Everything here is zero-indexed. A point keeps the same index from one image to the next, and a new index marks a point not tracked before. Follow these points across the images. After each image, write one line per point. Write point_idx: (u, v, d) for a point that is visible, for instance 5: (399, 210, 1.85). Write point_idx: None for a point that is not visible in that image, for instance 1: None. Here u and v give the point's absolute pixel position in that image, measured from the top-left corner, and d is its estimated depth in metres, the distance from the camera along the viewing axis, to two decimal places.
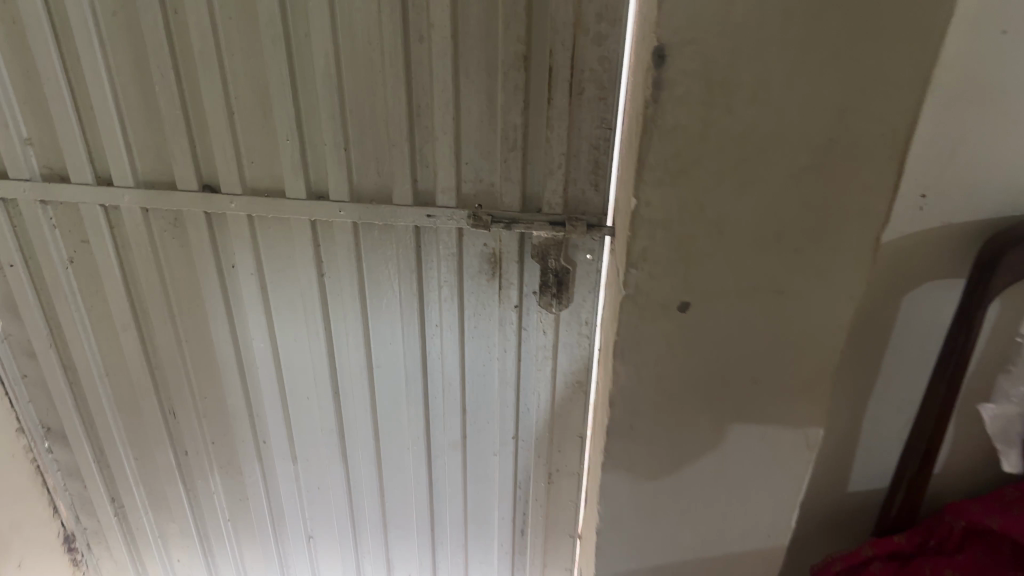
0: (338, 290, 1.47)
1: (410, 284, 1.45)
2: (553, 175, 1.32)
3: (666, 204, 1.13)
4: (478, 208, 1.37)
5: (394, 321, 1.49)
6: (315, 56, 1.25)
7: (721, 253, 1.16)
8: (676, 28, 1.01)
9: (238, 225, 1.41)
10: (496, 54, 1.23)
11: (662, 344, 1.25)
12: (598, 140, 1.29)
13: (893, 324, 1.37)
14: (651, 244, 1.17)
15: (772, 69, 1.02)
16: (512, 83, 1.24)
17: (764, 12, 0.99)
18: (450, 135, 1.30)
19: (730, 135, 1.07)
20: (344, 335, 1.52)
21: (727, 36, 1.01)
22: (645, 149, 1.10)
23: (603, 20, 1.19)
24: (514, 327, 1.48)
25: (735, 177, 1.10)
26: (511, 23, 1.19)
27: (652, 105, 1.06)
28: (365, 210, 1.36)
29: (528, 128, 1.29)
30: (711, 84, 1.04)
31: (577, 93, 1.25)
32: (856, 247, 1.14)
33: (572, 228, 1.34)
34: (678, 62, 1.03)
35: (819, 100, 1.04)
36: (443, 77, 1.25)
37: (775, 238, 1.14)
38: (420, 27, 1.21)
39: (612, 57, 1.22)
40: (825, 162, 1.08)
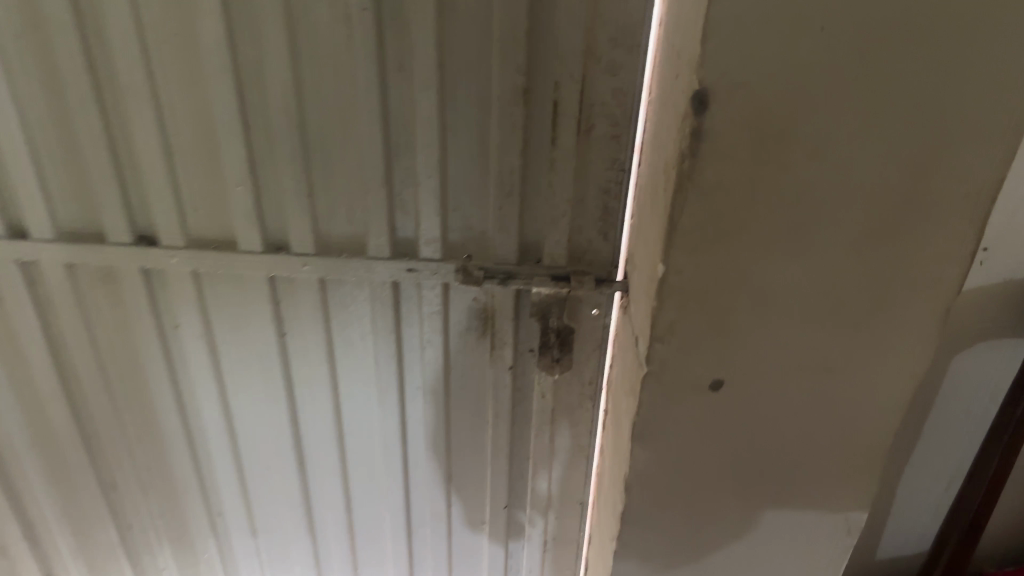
0: (302, 352, 1.26)
1: (387, 345, 1.24)
2: (556, 225, 1.13)
3: (699, 271, 0.96)
4: (468, 259, 1.17)
5: (368, 385, 1.29)
6: (271, 88, 1.03)
7: (762, 325, 0.99)
8: (725, 69, 0.82)
9: (181, 282, 1.19)
10: (491, 86, 1.03)
11: (688, 425, 1.07)
12: (609, 184, 1.11)
13: (940, 386, 1.21)
14: (680, 317, 0.99)
15: (837, 118, 0.85)
16: (509, 120, 1.04)
17: (832, 51, 0.81)
18: (435, 179, 1.10)
19: (784, 194, 0.90)
20: (309, 401, 1.31)
21: (787, 80, 0.83)
22: (678, 210, 0.91)
23: (619, 46, 0.99)
24: (508, 390, 1.28)
25: (784, 240, 0.93)
26: (509, 50, 0.99)
27: (690, 159, 0.88)
28: (333, 264, 1.15)
29: (528, 170, 1.10)
30: (764, 137, 0.86)
31: (586, 130, 1.06)
32: (922, 316, 0.99)
33: (579, 283, 1.15)
34: (725, 110, 0.84)
35: (891, 153, 0.88)
36: (426, 113, 1.04)
37: (826, 308, 0.98)
38: (399, 54, 1.01)
39: (628, 89, 1.03)
40: (889, 223, 0.93)
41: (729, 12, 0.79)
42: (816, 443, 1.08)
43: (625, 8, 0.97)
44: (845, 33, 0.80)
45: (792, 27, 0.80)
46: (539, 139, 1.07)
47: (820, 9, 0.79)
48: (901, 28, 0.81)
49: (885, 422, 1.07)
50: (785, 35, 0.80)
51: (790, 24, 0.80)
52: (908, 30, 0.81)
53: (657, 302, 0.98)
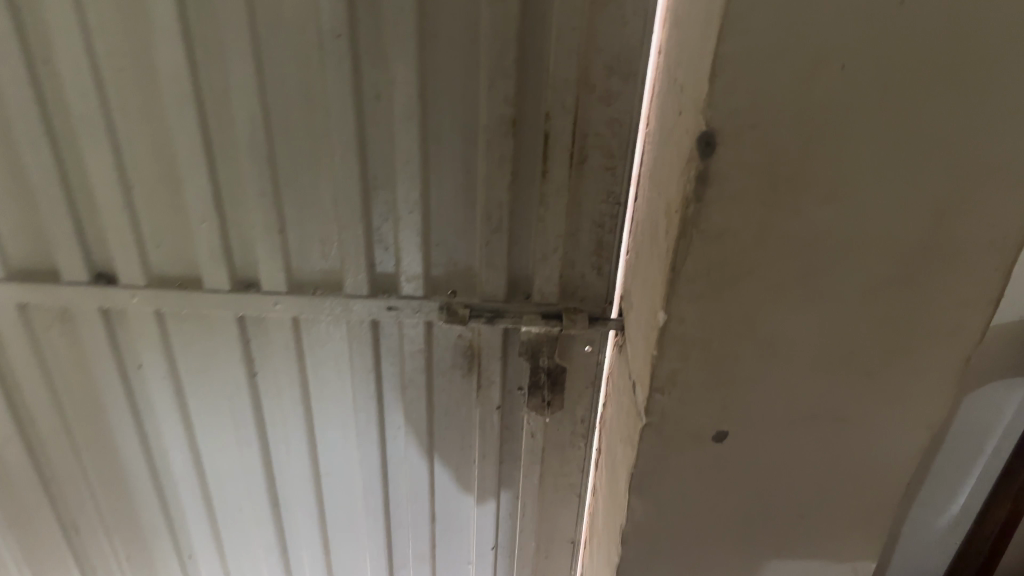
0: (274, 394, 1.18)
1: (366, 386, 1.16)
2: (547, 261, 1.05)
3: (703, 321, 0.89)
4: (452, 295, 1.09)
5: (346, 426, 1.21)
6: (237, 118, 0.95)
7: (770, 375, 0.92)
8: (734, 108, 0.75)
9: (143, 322, 1.11)
10: (477, 115, 0.96)
11: (689, 476, 1.00)
12: (603, 217, 1.03)
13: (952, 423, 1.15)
14: (683, 367, 0.92)
15: (856, 161, 0.79)
16: (497, 152, 0.97)
17: (853, 90, 0.75)
18: (417, 213, 1.02)
19: (796, 242, 0.83)
20: (283, 443, 1.23)
21: (803, 121, 0.76)
22: (682, 258, 0.84)
23: (615, 74, 0.92)
24: (496, 430, 1.21)
25: (796, 289, 0.87)
26: (496, 78, 0.92)
27: (695, 204, 0.81)
28: (307, 303, 1.07)
29: (517, 204, 1.02)
30: (776, 181, 0.79)
31: (579, 163, 0.99)
32: (940, 365, 0.93)
33: (571, 321, 1.07)
34: (734, 153, 0.77)
35: (913, 200, 0.81)
36: (407, 144, 0.97)
37: (838, 357, 0.92)
38: (376, 81, 0.93)
39: (625, 119, 0.96)
40: (909, 271, 0.86)
41: (742, 48, 0.72)
42: (824, 494, 1.02)
43: (622, 34, 0.89)
44: (866, 72, 0.74)
45: (810, 65, 0.73)
46: (529, 170, 1.00)
47: (840, 45, 0.72)
48: (928, 66, 0.74)
49: (897, 471, 1.01)
50: (802, 73, 0.74)
51: (807, 61, 0.73)
52: (936, 69, 0.74)
53: (657, 352, 0.91)
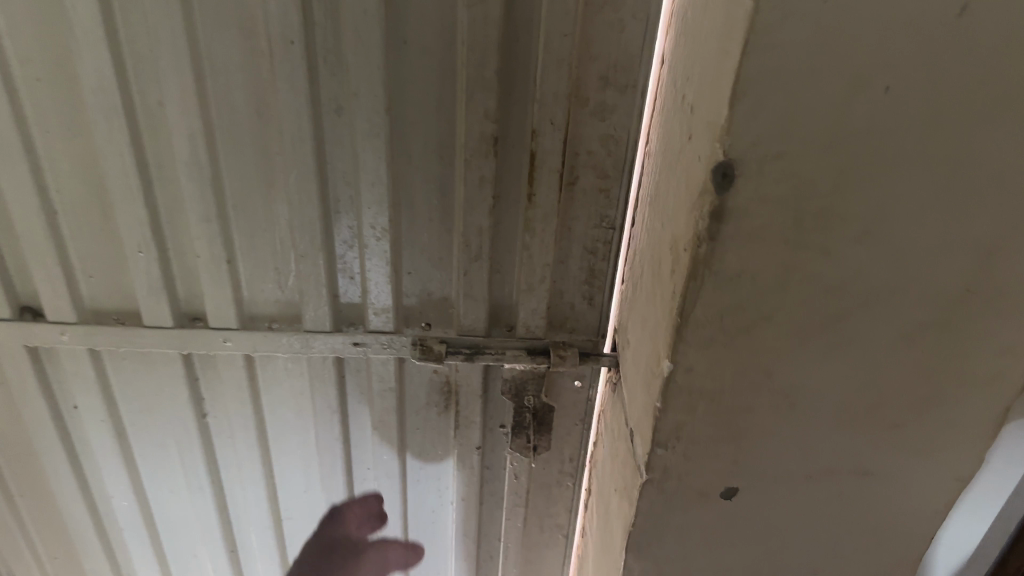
0: (228, 436, 1.06)
1: (330, 428, 1.04)
2: (533, 292, 0.94)
3: (713, 370, 0.78)
4: (427, 328, 0.97)
5: (309, 469, 1.09)
6: (174, 136, 0.82)
7: (786, 427, 0.82)
8: (757, 135, 0.63)
9: (77, 361, 0.98)
10: (453, 132, 0.84)
11: (693, 532, 0.90)
12: (596, 243, 0.92)
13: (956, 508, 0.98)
14: (689, 420, 0.81)
15: (894, 195, 0.68)
16: (477, 174, 0.85)
17: (893, 115, 0.64)
18: (385, 241, 0.90)
19: (821, 285, 0.72)
20: (239, 486, 1.11)
21: (835, 151, 0.65)
22: (690, 303, 0.73)
23: (611, 85, 0.81)
24: (475, 470, 1.10)
25: (819, 337, 0.76)
26: (475, 91, 0.80)
27: (708, 243, 0.69)
28: (262, 338, 0.94)
29: (498, 229, 0.90)
30: (802, 216, 0.68)
31: (569, 184, 0.88)
32: (976, 417, 0.82)
33: (560, 359, 0.95)
34: (755, 188, 0.66)
35: (956, 238, 0.71)
36: (373, 165, 0.84)
37: (862, 409, 0.81)
38: (336, 94, 0.80)
39: (621, 136, 0.85)
40: (946, 318, 0.75)
41: (768, 68, 0.61)
42: (837, 547, 0.93)
43: (620, 41, 0.79)
44: (911, 94, 0.63)
45: (847, 86, 0.62)
46: (512, 192, 0.88)
47: (882, 64, 0.61)
48: (983, 90, 0.63)
49: (920, 526, 0.91)
50: (837, 96, 0.62)
51: (843, 82, 0.62)
52: (992, 92, 0.64)
53: (660, 404, 0.80)
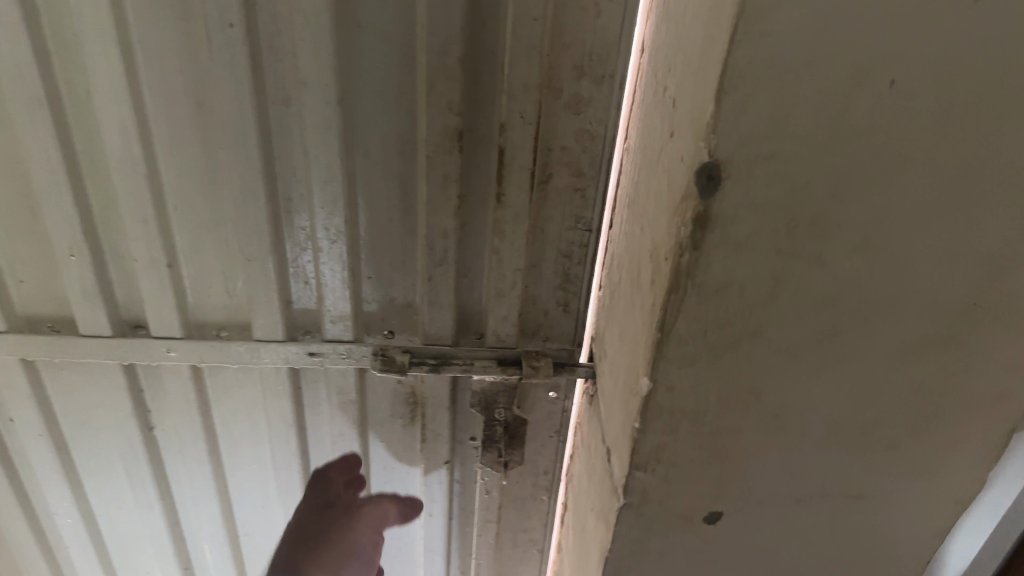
0: (176, 450, 0.98)
1: (286, 441, 0.97)
2: (503, 299, 0.87)
3: (696, 388, 0.71)
4: (389, 336, 0.90)
5: (265, 485, 1.02)
6: (104, 129, 0.75)
7: (775, 449, 0.75)
8: (747, 134, 0.56)
9: (8, 371, 0.90)
10: (413, 126, 0.76)
11: (674, 558, 0.84)
12: (571, 245, 0.85)
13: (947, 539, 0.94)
14: (670, 440, 0.74)
15: (898, 201, 0.61)
16: (440, 172, 0.78)
17: (899, 113, 0.57)
18: (341, 243, 0.82)
19: (816, 298, 0.65)
20: (191, 502, 1.04)
21: (833, 152, 0.58)
22: (671, 317, 0.66)
23: (586, 76, 0.75)
24: (444, 484, 1.03)
25: (812, 354, 0.69)
26: (436, 83, 0.72)
27: (691, 253, 0.62)
28: (209, 348, 0.87)
29: (465, 231, 0.83)
30: (795, 225, 0.61)
31: (542, 181, 0.81)
32: (977, 437, 0.76)
33: (533, 370, 0.88)
34: (743, 192, 0.59)
35: (964, 248, 0.64)
36: (326, 162, 0.77)
37: (857, 430, 0.75)
38: (283, 83, 0.73)
39: (597, 131, 0.78)
40: (951, 334, 0.69)
41: (760, 59, 0.54)
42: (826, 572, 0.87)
43: (596, 26, 0.71)
44: (919, 90, 0.56)
45: (847, 80, 0.55)
46: (480, 191, 0.81)
47: (889, 56, 0.55)
48: (998, 86, 0.57)
49: (913, 549, 0.86)
50: (837, 91, 0.55)
51: (844, 76, 0.55)
52: (1008, 88, 0.57)
53: (639, 424, 0.73)
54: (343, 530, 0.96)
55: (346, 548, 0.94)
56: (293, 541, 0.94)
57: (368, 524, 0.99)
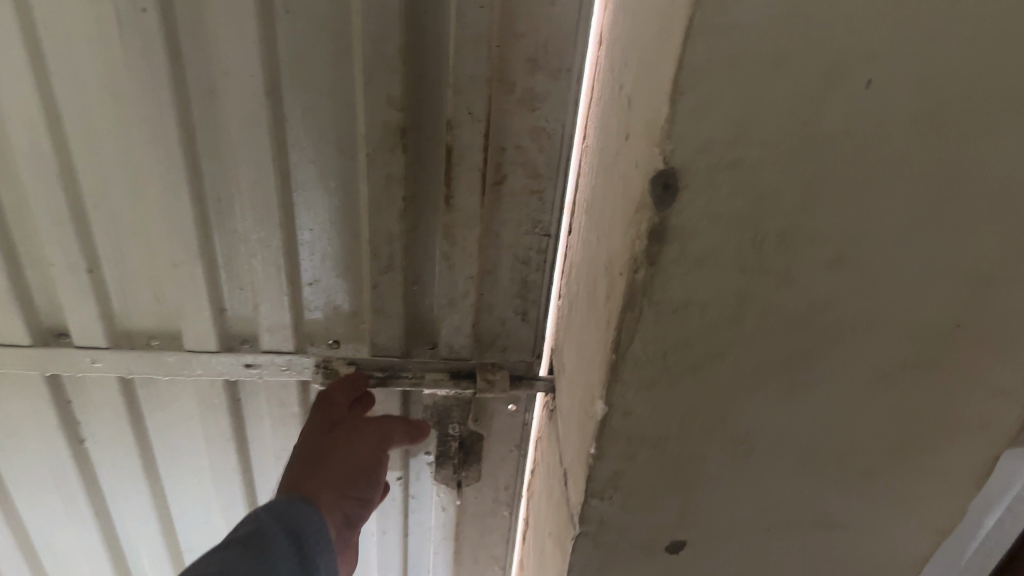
0: (110, 464, 0.92)
1: (226, 456, 0.91)
2: (455, 308, 0.81)
3: (655, 413, 0.65)
4: (334, 346, 0.83)
5: (206, 500, 0.96)
6: (11, 122, 0.68)
7: (742, 477, 0.69)
8: (707, 139, 0.50)
9: None
10: (352, 122, 0.70)
11: None
12: (529, 251, 0.79)
13: None
14: (627, 468, 0.68)
15: (875, 214, 0.55)
16: (382, 173, 0.71)
17: (875, 117, 0.51)
18: (277, 248, 0.76)
19: (786, 318, 0.59)
20: (128, 517, 0.98)
21: (803, 160, 0.52)
22: (627, 338, 0.59)
23: (540, 69, 0.68)
24: (398, 500, 0.98)
25: (782, 376, 0.63)
26: (374, 75, 0.66)
27: (647, 269, 0.55)
28: (137, 358, 0.81)
29: (413, 236, 0.77)
30: (762, 239, 0.55)
31: (495, 183, 0.74)
32: (960, 465, 0.71)
33: (488, 384, 0.82)
34: (703, 204, 0.53)
35: (948, 266, 0.58)
36: (256, 160, 0.71)
37: (830, 458, 0.69)
38: (206, 73, 0.66)
39: (554, 129, 0.72)
40: (933, 357, 0.63)
41: (720, 55, 0.47)
42: None
43: (550, 16, 0.65)
44: (897, 92, 0.50)
45: (819, 80, 0.49)
46: (427, 193, 0.74)
47: (865, 54, 0.48)
48: (983, 87, 0.51)
49: None
50: (806, 93, 0.49)
51: (815, 76, 0.49)
52: (994, 89, 0.51)
53: (594, 451, 0.67)
54: (347, 446, 0.74)
55: (351, 479, 0.73)
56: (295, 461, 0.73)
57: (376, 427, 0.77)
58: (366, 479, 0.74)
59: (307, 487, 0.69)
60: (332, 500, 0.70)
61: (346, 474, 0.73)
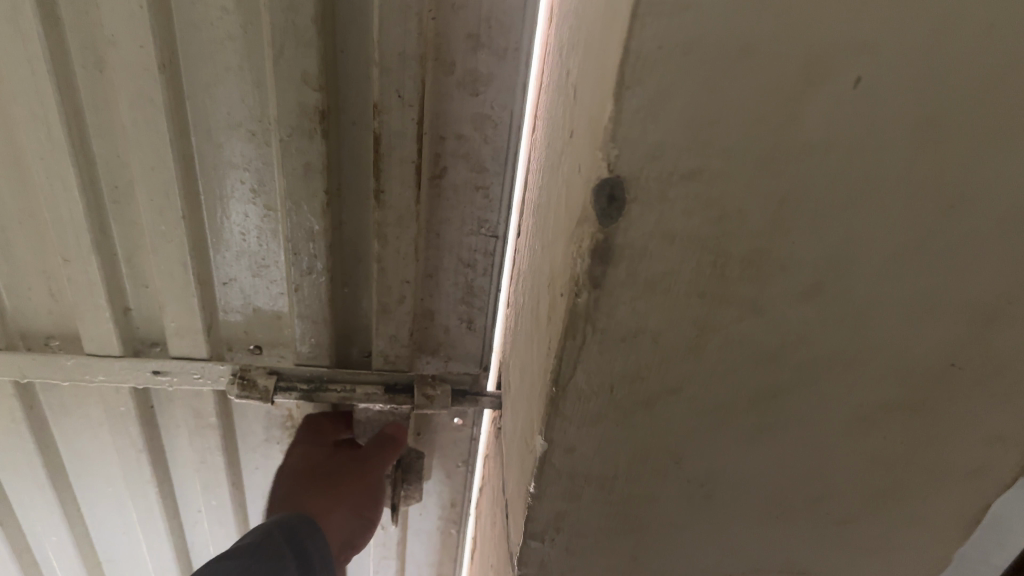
0: (11, 473, 0.84)
1: (139, 468, 0.83)
2: (391, 315, 0.72)
3: (604, 452, 0.54)
4: (256, 352, 0.76)
5: (122, 509, 0.89)
6: None
7: (698, 527, 0.60)
8: (658, 142, 0.41)
9: None
10: (266, 102, 0.61)
11: None
12: (473, 253, 0.71)
13: None
14: (572, 509, 0.58)
15: (862, 236, 0.46)
16: (300, 162, 0.62)
17: (866, 122, 0.42)
18: (184, 243, 0.67)
19: (754, 353, 0.50)
20: (37, 525, 0.90)
21: (776, 171, 0.43)
22: (567, 369, 0.49)
23: (483, 47, 0.59)
24: None
25: (747, 420, 0.53)
26: (284, 49, 0.56)
27: (590, 291, 0.45)
28: (32, 362, 0.72)
29: (342, 232, 0.69)
30: (726, 262, 0.46)
31: (434, 176, 0.66)
32: (948, 515, 0.62)
33: (426, 399, 0.73)
34: (655, 218, 0.43)
35: (944, 298, 0.49)
36: (153, 144, 0.61)
37: (802, 511, 0.60)
38: (92, 40, 0.57)
39: (499, 116, 0.63)
40: (922, 399, 0.54)
41: (677, 40, 0.38)
42: None
43: None
44: (894, 92, 0.41)
45: (795, 75, 0.40)
46: (356, 187, 0.66)
47: (855, 42, 0.39)
48: (999, 89, 0.42)
49: None
50: (782, 91, 0.40)
51: (794, 71, 0.40)
52: (1008, 91, 0.42)
53: (532, 490, 0.56)
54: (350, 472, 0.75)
55: (358, 499, 0.75)
56: (296, 468, 0.76)
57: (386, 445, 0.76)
58: (366, 497, 0.75)
59: (310, 509, 0.72)
60: (336, 516, 0.73)
61: (353, 493, 0.74)
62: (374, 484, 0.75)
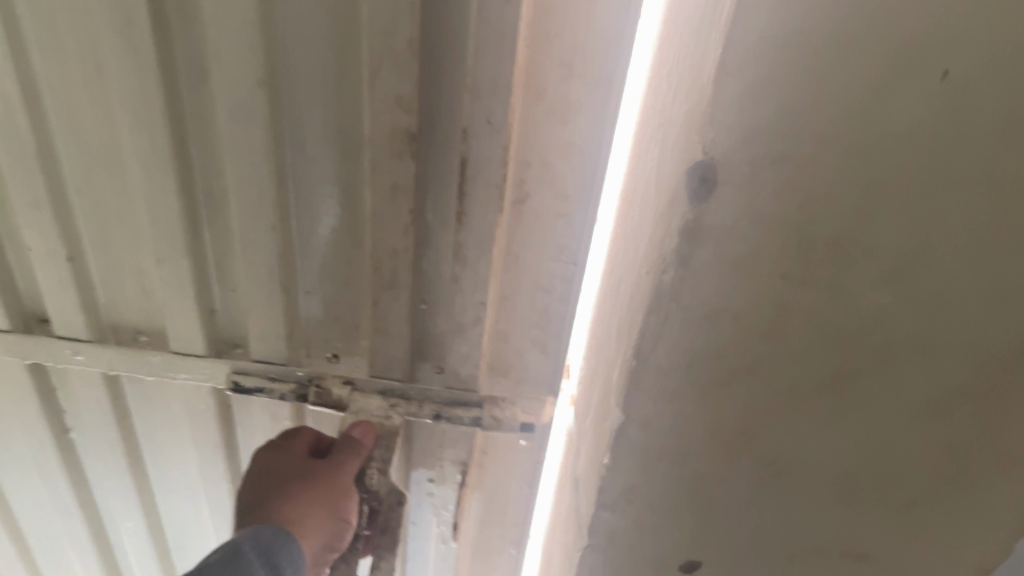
0: (104, 439, 0.98)
1: (213, 447, 0.94)
2: (464, 329, 0.77)
3: (677, 431, 0.56)
4: (333, 359, 0.82)
5: (186, 480, 1.02)
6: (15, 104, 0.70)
7: (768, 514, 0.62)
8: (749, 128, 0.44)
9: None
10: (360, 124, 0.65)
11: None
12: (552, 280, 0.74)
13: None
14: (644, 484, 0.60)
15: (941, 224, 0.48)
16: (388, 179, 0.67)
17: (951, 118, 0.45)
18: (274, 246, 0.74)
19: (832, 334, 0.52)
20: (122, 483, 1.04)
21: (865, 160, 0.46)
22: (648, 343, 0.52)
23: (575, 76, 0.62)
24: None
25: (820, 406, 0.55)
26: (380, 69, 0.61)
27: (675, 267, 0.48)
28: (121, 356, 0.87)
29: (422, 249, 0.73)
30: (810, 244, 0.48)
31: (517, 200, 0.70)
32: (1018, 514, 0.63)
33: (496, 420, 0.82)
34: (743, 202, 0.46)
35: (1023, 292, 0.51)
36: (251, 156, 0.68)
37: (869, 498, 0.61)
38: (201, 62, 0.63)
39: (584, 145, 0.66)
40: (989, 395, 0.56)
41: (776, 34, 0.41)
42: None
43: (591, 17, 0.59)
44: (981, 89, 0.44)
45: (887, 70, 0.43)
46: (439, 206, 0.70)
47: (942, 39, 0.42)
48: None
49: None
50: (874, 86, 0.43)
51: (885, 63, 0.43)
52: None
53: (607, 463, 0.59)
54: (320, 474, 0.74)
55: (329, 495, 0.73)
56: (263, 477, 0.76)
57: (356, 448, 0.77)
58: (336, 497, 0.74)
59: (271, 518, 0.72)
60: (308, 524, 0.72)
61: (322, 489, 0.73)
62: (342, 484, 0.75)
